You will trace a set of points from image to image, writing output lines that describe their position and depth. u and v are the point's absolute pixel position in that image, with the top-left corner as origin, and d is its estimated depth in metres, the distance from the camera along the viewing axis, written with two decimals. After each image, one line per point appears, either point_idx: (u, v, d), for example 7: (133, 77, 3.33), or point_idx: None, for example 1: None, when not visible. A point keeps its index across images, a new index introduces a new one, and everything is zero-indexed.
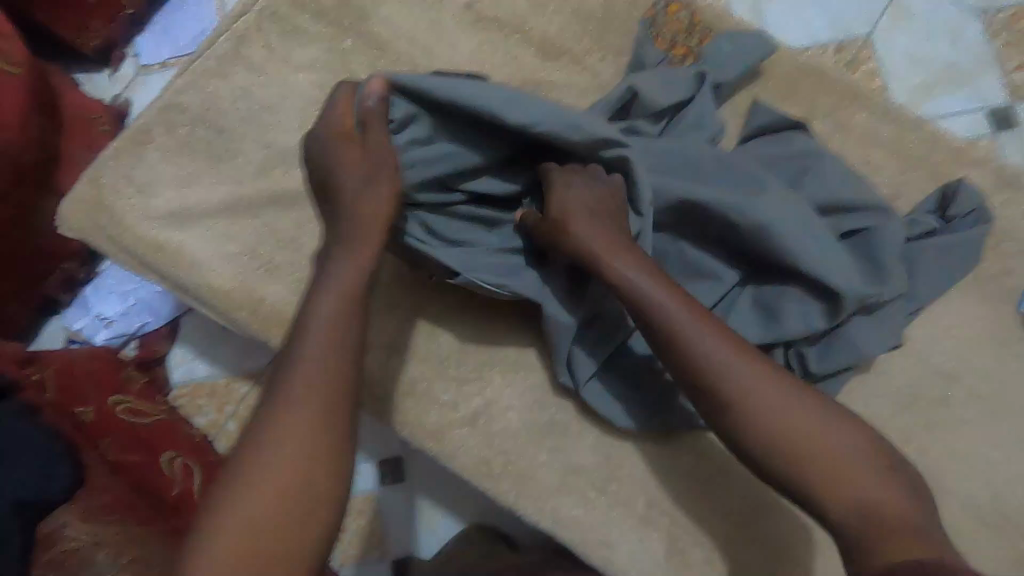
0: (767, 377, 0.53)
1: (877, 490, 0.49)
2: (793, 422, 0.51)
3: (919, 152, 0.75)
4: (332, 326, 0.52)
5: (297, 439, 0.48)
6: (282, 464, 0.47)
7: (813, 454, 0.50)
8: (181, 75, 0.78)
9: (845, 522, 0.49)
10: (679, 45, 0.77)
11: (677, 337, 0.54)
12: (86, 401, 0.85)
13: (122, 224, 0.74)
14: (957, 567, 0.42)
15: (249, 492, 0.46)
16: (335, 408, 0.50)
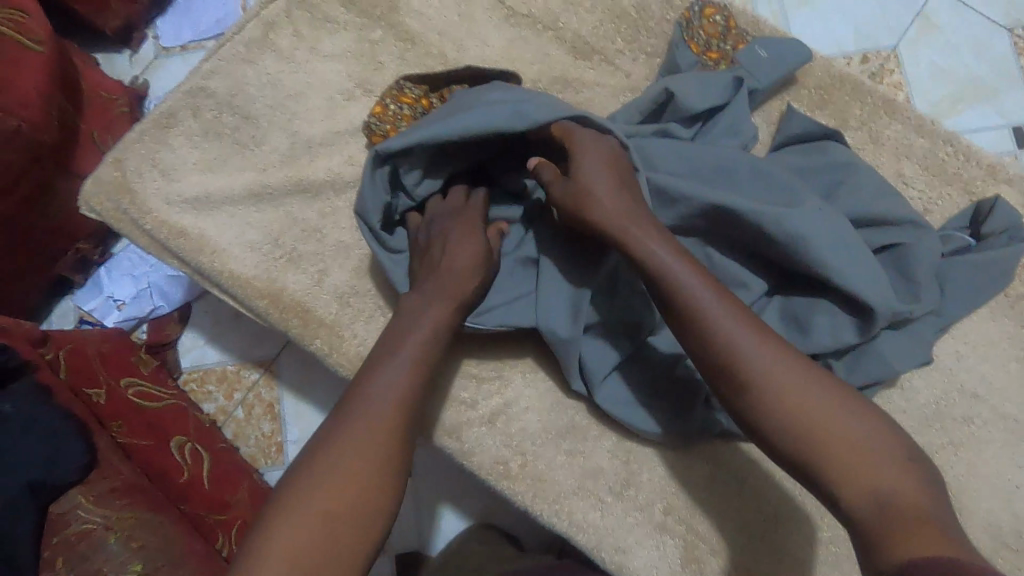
0: (788, 358, 0.51)
1: (896, 482, 0.46)
2: (816, 407, 0.49)
3: (951, 168, 0.75)
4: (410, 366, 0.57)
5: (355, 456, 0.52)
6: (343, 474, 0.51)
7: (831, 438, 0.48)
8: (208, 59, 0.77)
9: (859, 510, 0.46)
10: (713, 50, 0.75)
11: (700, 310, 0.53)
12: (97, 382, 0.85)
13: (144, 207, 0.73)
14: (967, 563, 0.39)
15: (308, 505, 0.49)
16: (390, 433, 0.54)
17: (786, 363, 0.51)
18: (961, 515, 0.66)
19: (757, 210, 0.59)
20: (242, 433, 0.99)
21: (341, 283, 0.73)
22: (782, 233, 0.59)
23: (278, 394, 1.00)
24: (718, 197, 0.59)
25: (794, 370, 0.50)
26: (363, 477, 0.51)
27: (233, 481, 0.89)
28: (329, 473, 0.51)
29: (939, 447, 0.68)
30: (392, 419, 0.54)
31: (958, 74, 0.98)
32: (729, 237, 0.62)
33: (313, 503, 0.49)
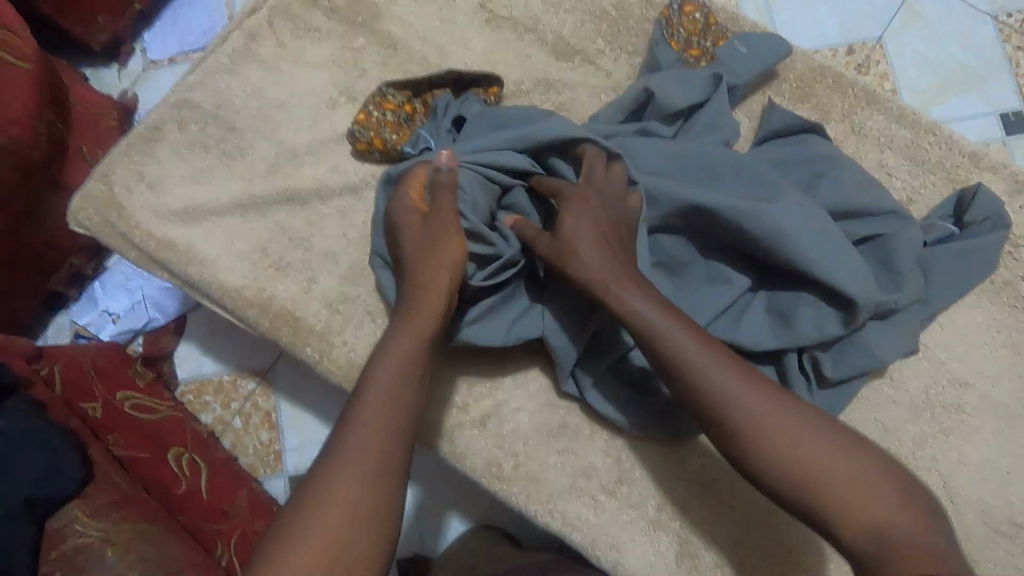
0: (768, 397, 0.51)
1: (891, 513, 0.46)
2: (802, 444, 0.49)
3: (935, 157, 0.75)
4: (394, 381, 0.55)
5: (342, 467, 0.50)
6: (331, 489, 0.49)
7: (820, 476, 0.48)
8: (192, 72, 0.78)
9: (856, 546, 0.46)
10: (693, 47, 0.75)
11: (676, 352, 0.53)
12: (93, 396, 0.86)
13: (131, 221, 0.73)
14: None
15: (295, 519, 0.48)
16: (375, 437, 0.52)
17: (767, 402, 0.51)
18: (954, 503, 0.66)
19: (737, 207, 0.59)
20: (239, 442, 0.99)
21: (330, 290, 0.73)
22: (763, 229, 0.59)
23: (274, 402, 1.00)
24: (697, 196, 0.60)
25: (781, 410, 0.51)
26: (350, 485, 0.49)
27: (232, 490, 0.89)
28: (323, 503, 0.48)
29: (929, 436, 0.68)
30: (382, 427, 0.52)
31: (943, 63, 0.99)
32: (711, 234, 0.62)
33: (307, 533, 0.47)
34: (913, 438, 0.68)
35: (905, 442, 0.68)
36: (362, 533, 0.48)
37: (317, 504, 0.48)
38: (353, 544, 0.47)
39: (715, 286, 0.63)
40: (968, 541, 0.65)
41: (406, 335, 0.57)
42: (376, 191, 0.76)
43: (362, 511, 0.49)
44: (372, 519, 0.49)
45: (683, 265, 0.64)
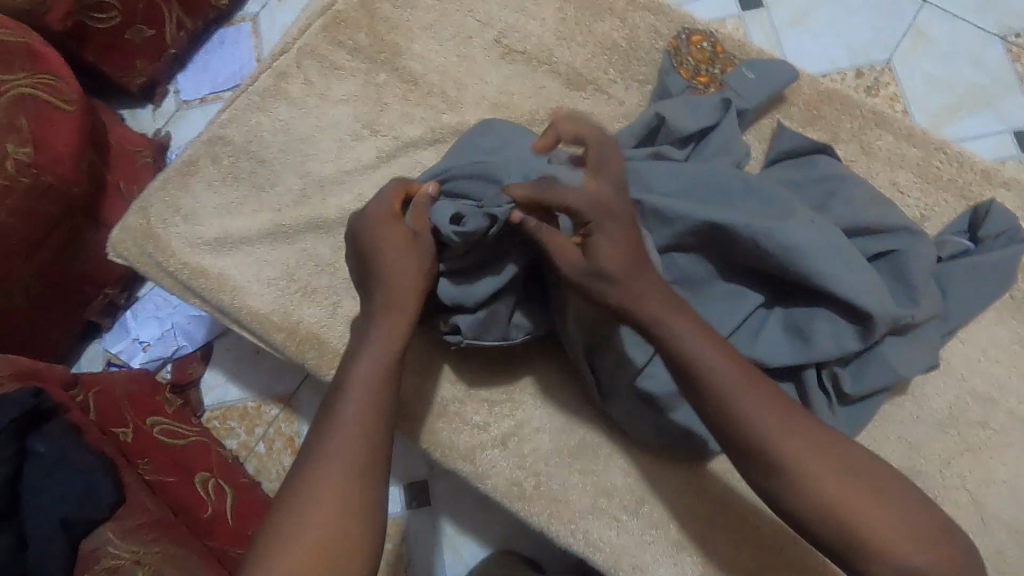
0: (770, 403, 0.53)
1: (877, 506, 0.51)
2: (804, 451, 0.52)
3: (946, 174, 0.76)
4: (377, 379, 0.57)
5: (331, 464, 0.52)
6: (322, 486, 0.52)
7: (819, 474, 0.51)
8: (226, 110, 0.82)
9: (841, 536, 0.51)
10: (702, 74, 0.78)
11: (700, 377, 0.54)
12: (124, 423, 0.89)
13: (167, 251, 0.77)
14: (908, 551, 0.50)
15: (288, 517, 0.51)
16: (357, 434, 0.54)
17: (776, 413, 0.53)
18: (984, 522, 0.65)
19: (749, 226, 0.60)
20: (264, 467, 1.01)
21: (354, 314, 0.76)
22: (778, 246, 0.60)
23: (298, 427, 1.02)
24: (710, 215, 0.61)
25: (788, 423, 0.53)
26: (341, 483, 0.52)
27: (258, 514, 0.90)
28: (322, 486, 0.52)
29: (955, 453, 0.67)
30: (361, 419, 0.55)
31: (954, 84, 1.00)
32: (724, 253, 0.63)
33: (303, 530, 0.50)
34: (939, 456, 0.67)
35: (931, 460, 0.67)
36: (343, 524, 0.51)
37: (314, 488, 0.52)
38: (342, 544, 0.50)
39: (732, 304, 0.64)
40: (1001, 562, 0.64)
41: (385, 330, 0.59)
42: None
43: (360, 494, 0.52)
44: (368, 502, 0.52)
45: (700, 284, 0.65)
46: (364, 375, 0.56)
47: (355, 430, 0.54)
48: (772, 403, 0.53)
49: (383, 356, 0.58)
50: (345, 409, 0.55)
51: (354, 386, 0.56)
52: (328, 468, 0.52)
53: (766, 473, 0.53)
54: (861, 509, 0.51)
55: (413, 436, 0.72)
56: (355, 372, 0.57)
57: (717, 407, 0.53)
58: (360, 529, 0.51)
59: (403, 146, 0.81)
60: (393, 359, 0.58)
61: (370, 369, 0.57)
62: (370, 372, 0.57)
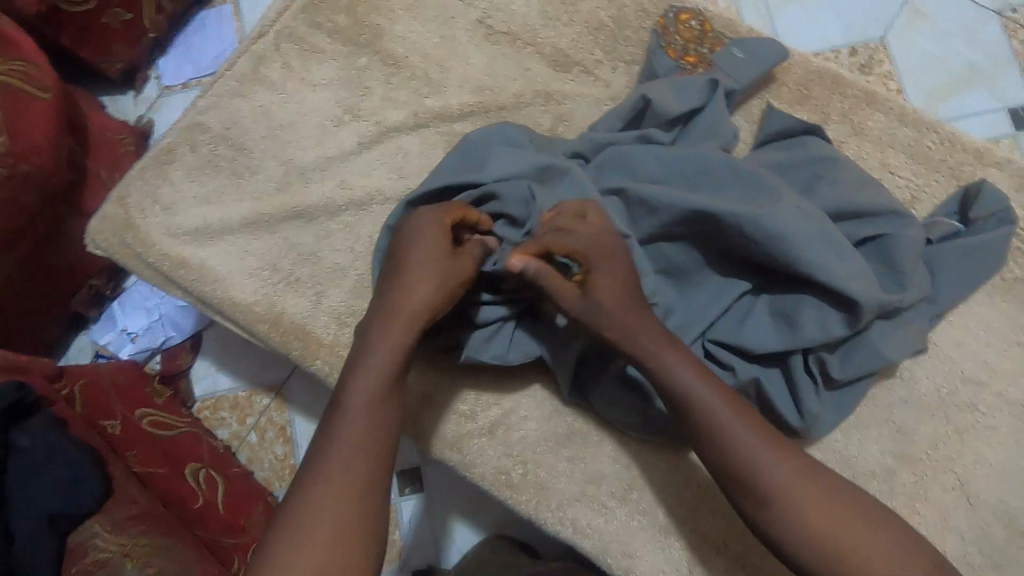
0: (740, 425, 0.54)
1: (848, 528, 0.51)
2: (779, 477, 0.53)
3: (938, 155, 0.75)
4: (393, 361, 0.56)
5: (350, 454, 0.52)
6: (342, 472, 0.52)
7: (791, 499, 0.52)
8: (204, 96, 0.80)
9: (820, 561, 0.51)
10: (691, 53, 0.76)
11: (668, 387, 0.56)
12: (112, 415, 0.88)
13: (147, 241, 0.76)
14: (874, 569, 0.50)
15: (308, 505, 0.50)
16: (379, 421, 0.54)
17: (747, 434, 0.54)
18: (971, 504, 0.65)
19: (733, 212, 0.59)
20: (255, 458, 1.01)
21: (338, 303, 0.75)
22: (764, 232, 0.59)
23: (288, 417, 1.02)
24: (693, 201, 0.61)
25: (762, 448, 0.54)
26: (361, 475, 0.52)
27: (248, 504, 0.90)
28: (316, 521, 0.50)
29: (944, 436, 0.67)
30: (376, 404, 0.54)
31: (948, 62, 0.98)
32: (709, 239, 0.62)
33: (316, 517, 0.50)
34: (927, 439, 0.67)
35: (919, 443, 0.67)
36: (359, 514, 0.51)
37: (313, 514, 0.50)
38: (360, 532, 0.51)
39: (718, 289, 0.63)
40: (987, 543, 0.64)
41: (388, 357, 0.56)
42: (381, 206, 0.78)
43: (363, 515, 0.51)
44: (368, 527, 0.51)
45: (685, 269, 0.64)
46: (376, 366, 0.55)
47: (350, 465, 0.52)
48: (755, 433, 0.54)
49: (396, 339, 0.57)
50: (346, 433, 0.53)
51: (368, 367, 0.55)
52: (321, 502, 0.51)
53: (764, 516, 0.53)
54: (862, 556, 0.50)
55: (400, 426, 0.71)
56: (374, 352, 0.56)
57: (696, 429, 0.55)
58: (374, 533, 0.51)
59: (386, 132, 0.80)
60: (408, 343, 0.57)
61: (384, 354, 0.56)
62: (365, 398, 0.54)
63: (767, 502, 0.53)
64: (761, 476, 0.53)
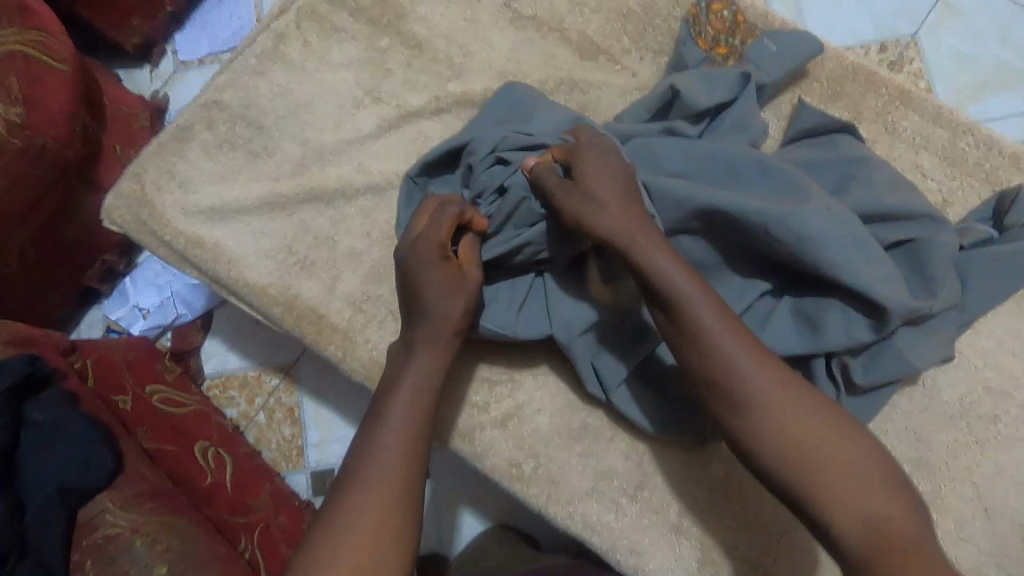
0: (733, 344, 0.52)
1: (831, 455, 0.49)
2: (764, 401, 0.51)
3: (972, 158, 0.73)
4: (414, 388, 0.58)
5: (380, 467, 0.53)
6: (371, 486, 0.52)
7: (773, 426, 0.50)
8: (222, 73, 0.79)
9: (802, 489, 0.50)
10: (721, 45, 0.74)
11: (671, 307, 0.53)
12: (123, 390, 0.88)
13: (162, 219, 0.75)
14: (855, 498, 0.48)
15: (341, 516, 0.51)
16: (407, 438, 0.55)
17: (736, 357, 0.52)
18: (989, 516, 0.64)
19: (760, 210, 0.58)
20: (264, 438, 1.01)
21: (353, 288, 0.74)
22: (792, 232, 0.57)
23: (297, 398, 1.02)
24: (720, 199, 0.59)
25: (750, 373, 0.51)
26: (386, 486, 0.52)
27: (256, 485, 0.91)
28: (354, 525, 0.50)
29: (965, 446, 0.66)
30: (404, 424, 0.56)
31: (982, 61, 0.95)
32: (734, 238, 0.61)
33: (349, 530, 0.50)
34: (948, 448, 0.66)
35: (939, 452, 0.66)
36: (390, 526, 0.51)
37: (342, 514, 0.51)
38: (393, 539, 0.50)
39: (741, 289, 0.62)
40: (1003, 555, 0.64)
41: (416, 374, 0.58)
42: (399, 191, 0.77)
43: (398, 525, 0.51)
44: (403, 537, 0.51)
45: (708, 267, 0.63)
46: (410, 389, 0.58)
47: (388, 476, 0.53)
48: (745, 353, 0.52)
49: (423, 369, 0.59)
50: (374, 452, 0.54)
51: (399, 393, 0.57)
52: (360, 508, 0.51)
53: (747, 440, 0.51)
54: (835, 475, 0.49)
55: None
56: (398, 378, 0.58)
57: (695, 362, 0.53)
58: (405, 540, 0.51)
59: (406, 116, 0.78)
60: (437, 373, 0.59)
61: (416, 382, 0.58)
62: (400, 411, 0.56)
63: (748, 423, 0.51)
64: (747, 381, 0.51)
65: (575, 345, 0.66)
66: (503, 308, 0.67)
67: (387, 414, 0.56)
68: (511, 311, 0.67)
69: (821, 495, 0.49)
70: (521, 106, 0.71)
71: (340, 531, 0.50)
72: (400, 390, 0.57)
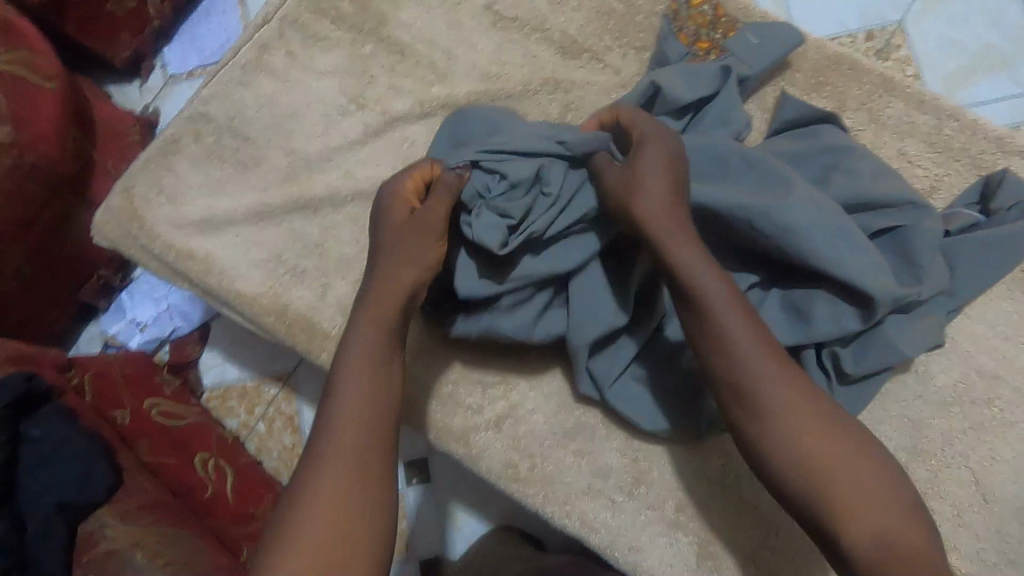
0: (754, 340, 0.52)
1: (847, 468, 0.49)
2: (788, 406, 0.50)
3: (958, 143, 0.72)
4: (367, 373, 0.54)
5: (334, 459, 0.51)
6: (325, 481, 0.50)
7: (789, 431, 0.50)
8: (207, 85, 0.79)
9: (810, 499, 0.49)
10: (702, 39, 0.74)
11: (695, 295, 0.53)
12: (121, 405, 0.88)
13: (152, 233, 0.75)
14: (870, 511, 0.47)
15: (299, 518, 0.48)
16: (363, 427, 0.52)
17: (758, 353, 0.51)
18: (986, 500, 0.64)
19: (745, 205, 0.58)
20: (264, 447, 1.01)
21: (345, 295, 0.74)
22: (774, 225, 0.58)
23: (296, 406, 1.02)
24: (704, 194, 0.59)
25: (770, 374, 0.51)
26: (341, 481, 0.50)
27: (257, 493, 0.91)
28: (310, 521, 0.48)
29: (959, 431, 0.66)
30: (362, 413, 0.53)
31: (968, 45, 0.95)
32: (719, 233, 0.61)
33: (306, 532, 0.48)
34: (943, 435, 0.66)
35: (934, 438, 0.66)
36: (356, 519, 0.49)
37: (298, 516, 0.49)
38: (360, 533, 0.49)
39: (729, 280, 0.62)
40: (1002, 539, 0.63)
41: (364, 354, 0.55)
42: None
43: (359, 518, 0.49)
44: (371, 533, 0.49)
45: None
46: (363, 356, 0.55)
47: (352, 455, 0.51)
48: (766, 352, 0.51)
49: (370, 353, 0.55)
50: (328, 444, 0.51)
51: (349, 374, 0.54)
52: (314, 503, 0.49)
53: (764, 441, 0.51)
54: (853, 490, 0.48)
55: (406, 418, 0.71)
56: (351, 356, 0.55)
57: (714, 354, 0.52)
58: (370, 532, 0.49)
59: (391, 121, 0.78)
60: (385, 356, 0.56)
61: (368, 360, 0.55)
62: (357, 400, 0.53)
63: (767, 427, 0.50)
64: (760, 387, 0.51)
65: (582, 353, 0.65)
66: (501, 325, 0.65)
67: (339, 401, 0.53)
68: (506, 324, 0.65)
69: (835, 510, 0.48)
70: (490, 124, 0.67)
71: (300, 520, 0.48)
72: (353, 370, 0.55)
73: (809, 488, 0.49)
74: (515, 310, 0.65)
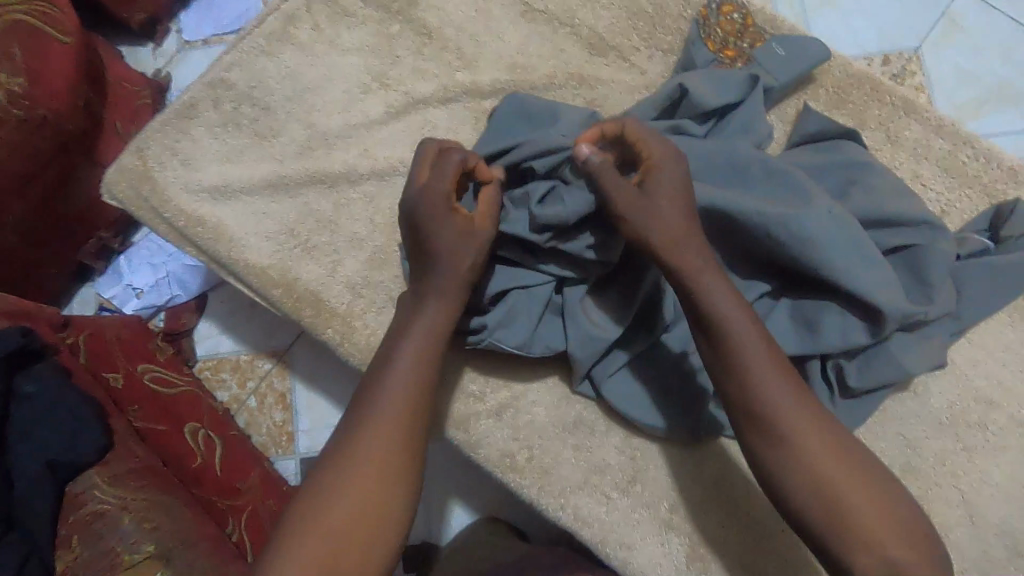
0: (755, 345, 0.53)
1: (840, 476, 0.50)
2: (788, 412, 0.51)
3: (972, 170, 0.74)
4: (421, 355, 0.57)
5: (377, 435, 0.53)
6: (369, 458, 0.52)
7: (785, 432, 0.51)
8: (229, 52, 0.78)
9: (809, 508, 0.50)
10: (729, 47, 0.75)
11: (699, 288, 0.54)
12: (116, 367, 0.87)
13: (163, 196, 0.74)
14: (862, 525, 0.48)
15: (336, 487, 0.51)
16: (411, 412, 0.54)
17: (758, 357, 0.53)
18: (973, 522, 0.65)
19: (764, 213, 0.59)
20: (255, 421, 1.00)
21: (354, 273, 0.74)
22: (793, 234, 0.58)
23: (291, 383, 1.01)
24: (726, 199, 0.59)
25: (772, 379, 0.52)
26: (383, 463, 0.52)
27: (245, 468, 0.90)
28: (342, 497, 0.51)
29: (953, 453, 0.67)
30: (410, 401, 0.55)
31: (983, 76, 0.97)
32: (735, 240, 0.62)
33: (332, 505, 0.50)
34: (937, 455, 0.67)
35: (927, 457, 0.67)
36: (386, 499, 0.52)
37: (336, 482, 0.51)
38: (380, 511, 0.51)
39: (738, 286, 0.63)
40: (987, 561, 0.64)
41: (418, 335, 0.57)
42: (403, 177, 0.77)
43: (374, 497, 0.51)
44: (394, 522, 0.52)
45: None
46: (418, 337, 0.57)
47: (400, 442, 0.53)
48: (763, 355, 0.53)
49: (428, 333, 0.58)
50: (375, 420, 0.53)
51: (404, 357, 0.56)
52: (352, 479, 0.51)
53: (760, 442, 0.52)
54: (849, 501, 0.49)
55: None
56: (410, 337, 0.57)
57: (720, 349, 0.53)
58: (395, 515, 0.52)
59: (413, 103, 0.78)
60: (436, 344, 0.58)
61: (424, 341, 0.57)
62: (409, 380, 0.55)
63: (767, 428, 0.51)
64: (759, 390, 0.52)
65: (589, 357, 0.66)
66: (512, 331, 0.66)
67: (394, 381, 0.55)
68: (521, 332, 0.67)
69: (829, 518, 0.49)
70: (538, 116, 0.71)
71: (333, 495, 0.51)
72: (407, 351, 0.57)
73: (807, 498, 0.50)
74: (530, 315, 0.67)
